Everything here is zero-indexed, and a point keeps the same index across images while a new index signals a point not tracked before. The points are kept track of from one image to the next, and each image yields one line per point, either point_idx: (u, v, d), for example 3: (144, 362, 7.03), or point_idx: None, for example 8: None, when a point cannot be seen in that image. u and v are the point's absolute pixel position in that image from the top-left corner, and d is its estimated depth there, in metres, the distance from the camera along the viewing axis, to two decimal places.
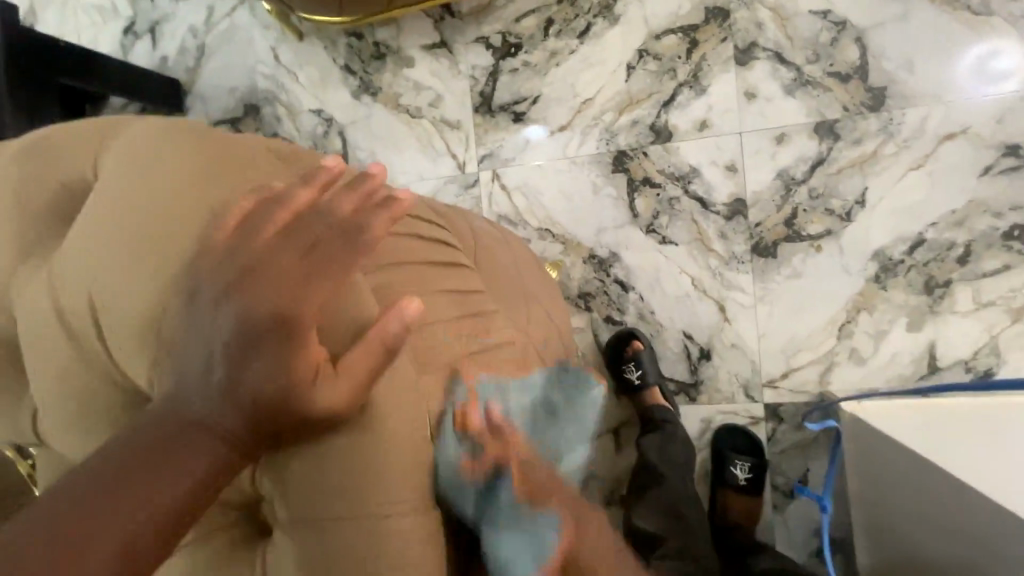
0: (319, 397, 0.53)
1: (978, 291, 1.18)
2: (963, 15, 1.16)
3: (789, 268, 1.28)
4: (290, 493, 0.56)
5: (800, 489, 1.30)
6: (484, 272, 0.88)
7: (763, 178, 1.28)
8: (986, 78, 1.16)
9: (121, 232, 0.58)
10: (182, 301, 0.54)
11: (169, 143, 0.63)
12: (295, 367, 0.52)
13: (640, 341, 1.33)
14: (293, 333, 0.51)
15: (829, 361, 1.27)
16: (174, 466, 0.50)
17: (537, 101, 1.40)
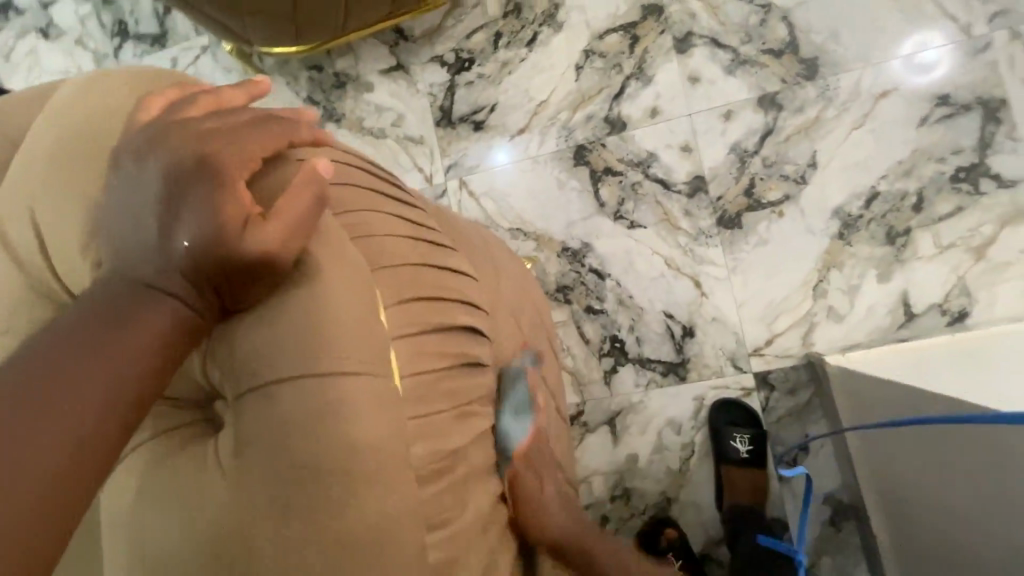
0: (247, 236, 0.53)
1: (938, 235, 1.22)
2: None
3: (755, 236, 1.31)
4: (236, 364, 0.56)
5: (802, 457, 1.28)
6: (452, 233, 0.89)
7: (718, 154, 1.33)
8: (919, 70, 1.24)
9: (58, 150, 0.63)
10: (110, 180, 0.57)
11: (95, 83, 0.67)
12: (223, 211, 0.53)
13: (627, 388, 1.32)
14: (219, 176, 0.54)
15: (809, 321, 1.28)
16: (125, 328, 0.50)
17: (494, 109, 1.46)
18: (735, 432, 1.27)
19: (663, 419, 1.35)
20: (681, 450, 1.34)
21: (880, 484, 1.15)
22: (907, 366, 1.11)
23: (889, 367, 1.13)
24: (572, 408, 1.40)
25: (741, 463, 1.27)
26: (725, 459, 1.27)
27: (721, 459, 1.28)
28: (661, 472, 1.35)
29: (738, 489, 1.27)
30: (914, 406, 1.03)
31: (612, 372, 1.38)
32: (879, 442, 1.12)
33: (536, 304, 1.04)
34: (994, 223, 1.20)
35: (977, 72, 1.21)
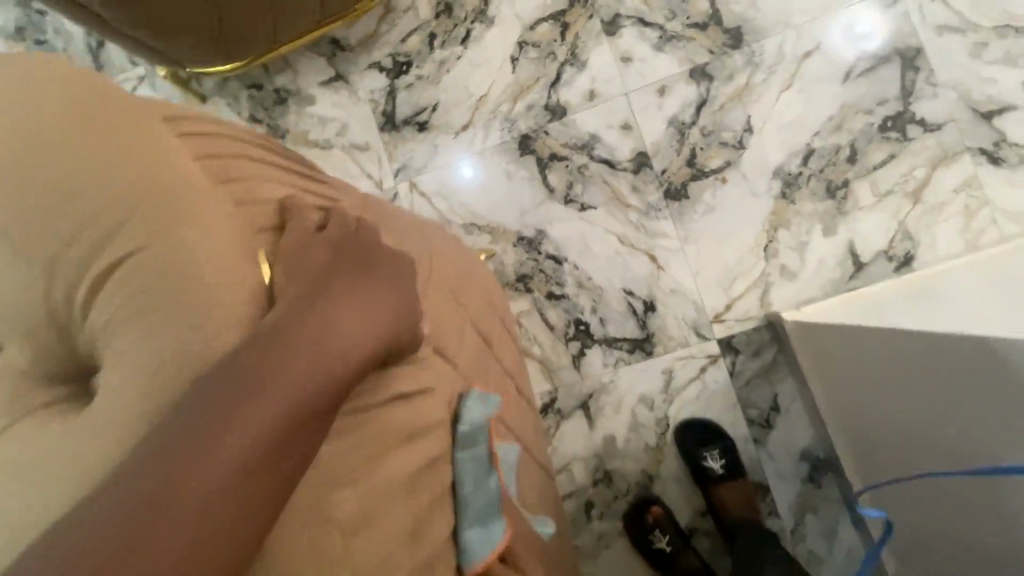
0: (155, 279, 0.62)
1: (875, 183, 1.25)
2: None
3: (703, 204, 1.33)
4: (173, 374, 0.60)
5: (774, 418, 1.29)
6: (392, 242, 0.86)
7: (657, 129, 1.35)
8: (855, 39, 1.27)
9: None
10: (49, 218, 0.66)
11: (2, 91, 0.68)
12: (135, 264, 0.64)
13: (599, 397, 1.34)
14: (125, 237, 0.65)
15: (764, 282, 1.30)
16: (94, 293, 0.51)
17: (437, 108, 1.47)
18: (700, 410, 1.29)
19: (635, 397, 1.35)
20: (656, 425, 1.34)
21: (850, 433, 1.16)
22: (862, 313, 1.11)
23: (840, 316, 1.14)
24: (544, 396, 1.39)
25: (710, 440, 1.28)
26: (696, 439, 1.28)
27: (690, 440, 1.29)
28: (640, 450, 1.34)
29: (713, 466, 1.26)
30: (872, 369, 1.04)
31: (580, 356, 1.38)
32: (847, 391, 1.12)
33: (487, 289, 1.04)
34: (926, 166, 1.24)
35: (891, 24, 1.26)
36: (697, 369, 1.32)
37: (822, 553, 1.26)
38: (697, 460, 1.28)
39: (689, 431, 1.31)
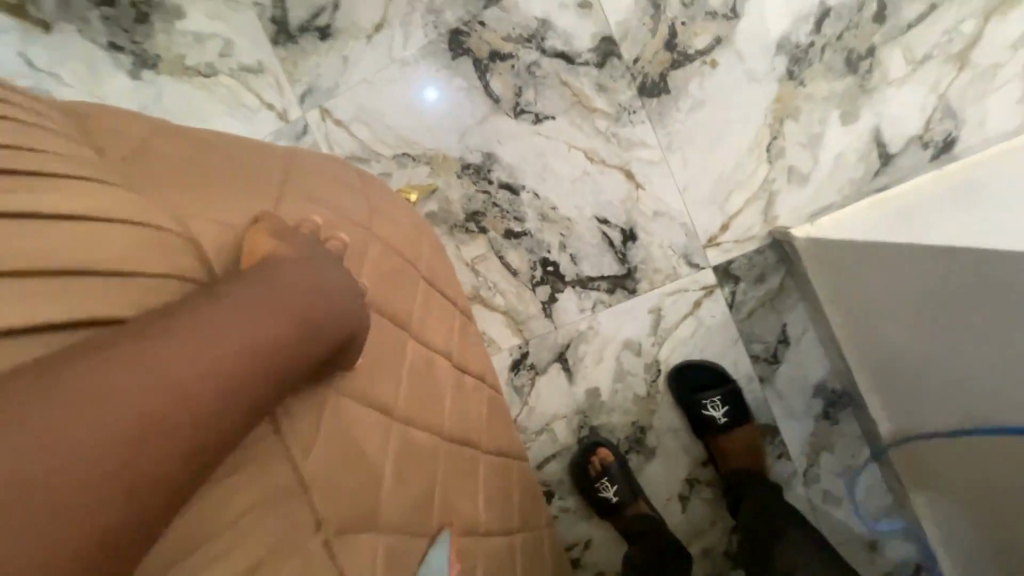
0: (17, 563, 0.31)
1: (909, 48, 0.97)
2: None
3: (688, 98, 1.04)
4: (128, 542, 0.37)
5: (783, 351, 1.10)
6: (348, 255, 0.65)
7: (624, 4, 1.04)
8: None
9: None
10: None
11: None
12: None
13: (573, 358, 1.17)
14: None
15: (768, 192, 1.05)
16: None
17: (340, 6, 1.14)
18: (694, 366, 1.12)
19: (619, 343, 1.15)
20: (646, 372, 1.15)
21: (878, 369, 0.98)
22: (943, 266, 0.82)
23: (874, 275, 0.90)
24: (515, 351, 1.18)
25: (707, 399, 1.10)
26: (689, 401, 1.11)
27: (683, 402, 1.12)
28: (628, 402, 1.16)
29: (711, 427, 1.10)
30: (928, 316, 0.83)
31: (551, 303, 1.16)
32: (880, 323, 0.93)
33: (397, 239, 0.77)
34: (976, 17, 0.95)
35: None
36: (690, 303, 1.11)
37: (837, 493, 1.13)
38: (695, 407, 1.11)
39: (683, 376, 1.12)
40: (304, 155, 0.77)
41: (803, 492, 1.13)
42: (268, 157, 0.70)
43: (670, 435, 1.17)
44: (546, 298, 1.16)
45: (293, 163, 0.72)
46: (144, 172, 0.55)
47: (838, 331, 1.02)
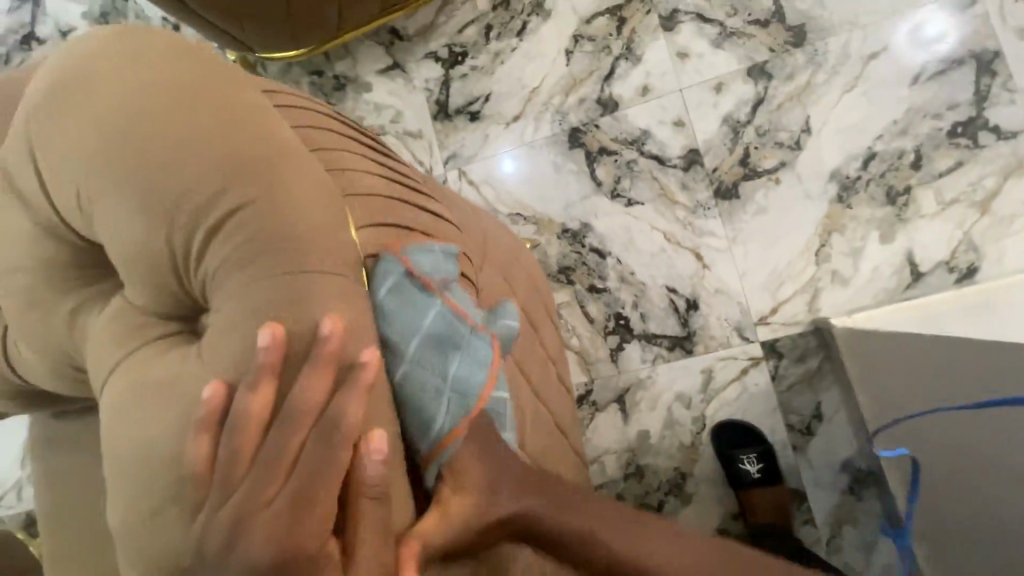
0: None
1: (939, 191, 1.20)
2: (909, 24, 1.23)
3: (753, 205, 1.30)
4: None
5: (816, 425, 1.26)
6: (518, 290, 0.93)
7: (711, 127, 1.34)
8: (921, 42, 1.23)
9: (114, 158, 0.58)
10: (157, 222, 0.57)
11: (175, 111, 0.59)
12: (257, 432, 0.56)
13: (630, 401, 1.37)
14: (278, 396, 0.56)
15: (814, 287, 1.27)
16: None
17: (489, 98, 1.49)
18: (736, 425, 1.29)
19: (672, 394, 1.35)
20: (692, 424, 1.33)
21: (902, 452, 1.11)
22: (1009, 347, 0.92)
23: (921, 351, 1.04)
24: (580, 386, 1.40)
25: (743, 457, 1.25)
26: (727, 457, 1.27)
27: (723, 457, 1.28)
28: (673, 448, 1.34)
29: (745, 483, 1.25)
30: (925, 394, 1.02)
31: (618, 351, 1.38)
32: (895, 404, 1.09)
33: (534, 272, 1.05)
34: (997, 175, 1.18)
35: (960, 21, 1.21)
36: (738, 369, 1.31)
37: (857, 567, 1.23)
38: (733, 462, 1.26)
39: (725, 432, 1.30)
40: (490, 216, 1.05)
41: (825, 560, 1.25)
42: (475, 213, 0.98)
43: (708, 486, 1.32)
44: (614, 346, 1.38)
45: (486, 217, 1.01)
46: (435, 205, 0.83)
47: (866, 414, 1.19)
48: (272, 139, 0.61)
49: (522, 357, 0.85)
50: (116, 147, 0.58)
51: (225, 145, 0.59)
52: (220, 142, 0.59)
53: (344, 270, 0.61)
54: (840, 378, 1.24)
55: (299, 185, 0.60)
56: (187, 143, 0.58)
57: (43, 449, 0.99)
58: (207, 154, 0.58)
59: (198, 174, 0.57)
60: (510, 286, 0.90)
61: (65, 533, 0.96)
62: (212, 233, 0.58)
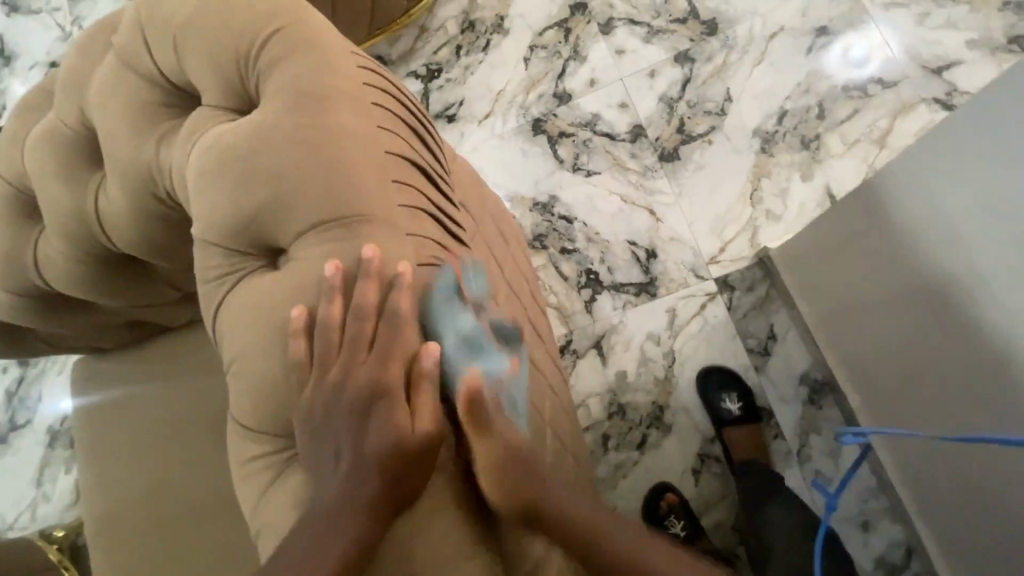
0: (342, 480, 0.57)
1: (843, 134, 1.44)
2: (838, 49, 1.48)
3: (693, 163, 1.52)
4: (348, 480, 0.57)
5: (772, 345, 1.42)
6: (501, 260, 0.96)
7: (651, 105, 1.58)
8: (851, 63, 1.47)
9: (182, 15, 0.62)
10: (226, 63, 0.61)
11: None
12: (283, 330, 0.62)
13: (606, 345, 1.50)
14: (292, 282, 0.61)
15: (752, 226, 1.46)
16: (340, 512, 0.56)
17: (462, 103, 1.72)
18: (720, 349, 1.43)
19: (643, 335, 1.49)
20: (663, 358, 1.47)
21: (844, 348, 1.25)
22: (869, 226, 1.03)
23: (828, 243, 1.17)
24: (561, 338, 1.53)
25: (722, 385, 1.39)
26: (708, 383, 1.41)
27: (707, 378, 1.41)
28: (650, 383, 1.46)
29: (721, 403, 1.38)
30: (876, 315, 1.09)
31: (592, 302, 1.53)
32: (831, 309, 1.25)
33: (510, 232, 1.12)
34: (888, 117, 1.42)
35: (878, 49, 1.46)
36: (698, 305, 1.47)
37: (828, 471, 1.34)
38: (714, 400, 1.38)
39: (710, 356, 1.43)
40: (492, 197, 1.10)
41: (799, 469, 1.35)
42: (481, 191, 1.04)
43: (685, 415, 1.44)
44: (588, 298, 1.53)
45: (487, 198, 1.06)
46: (447, 158, 0.85)
47: (821, 336, 1.33)
48: (315, 14, 0.64)
49: (507, 304, 0.89)
50: (184, 9, 0.62)
51: (270, 8, 0.62)
52: (267, 8, 0.62)
53: (374, 137, 0.62)
54: (784, 298, 1.41)
55: (333, 56, 0.62)
56: (240, 6, 0.61)
57: (81, 390, 1.12)
58: (256, 14, 0.61)
59: (252, 25, 0.61)
60: (495, 252, 0.94)
61: (100, 460, 1.08)
62: (261, 80, 0.61)
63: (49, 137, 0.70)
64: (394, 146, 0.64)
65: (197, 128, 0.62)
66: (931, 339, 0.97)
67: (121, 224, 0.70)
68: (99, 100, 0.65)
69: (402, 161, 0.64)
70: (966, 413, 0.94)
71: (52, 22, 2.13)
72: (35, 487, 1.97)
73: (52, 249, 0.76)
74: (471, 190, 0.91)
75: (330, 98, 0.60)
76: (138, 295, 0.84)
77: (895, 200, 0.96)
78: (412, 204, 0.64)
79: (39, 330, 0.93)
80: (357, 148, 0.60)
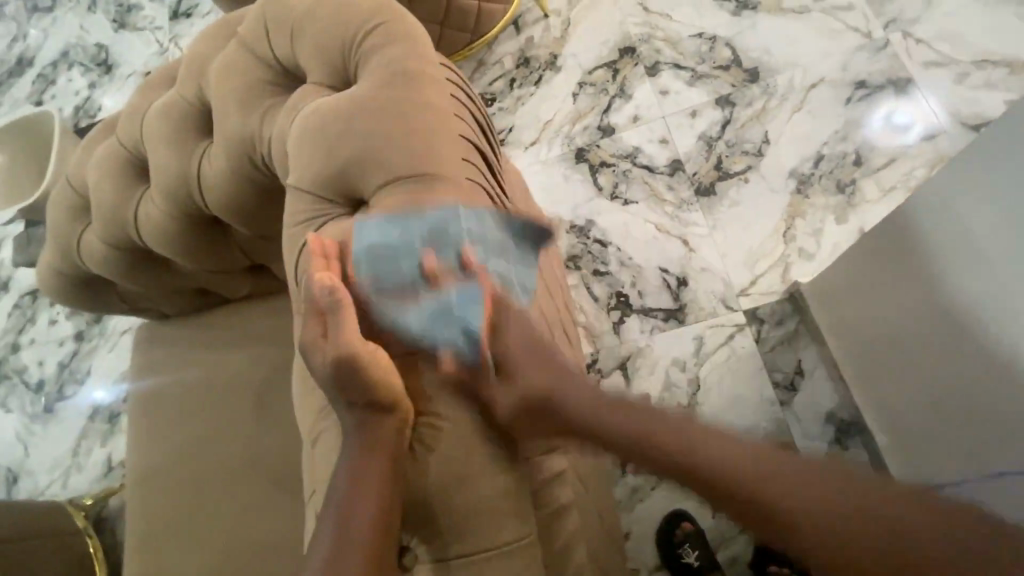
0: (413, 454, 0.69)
1: (879, 181, 1.48)
2: (887, 114, 1.53)
3: (728, 199, 1.58)
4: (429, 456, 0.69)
5: (799, 380, 1.42)
6: (540, 258, 1.02)
7: (690, 142, 1.66)
8: (898, 129, 1.51)
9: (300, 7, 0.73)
10: (333, 48, 0.72)
11: None
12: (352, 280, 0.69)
13: (629, 368, 1.52)
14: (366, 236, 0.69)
15: (784, 262, 1.50)
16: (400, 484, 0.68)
17: (511, 130, 1.84)
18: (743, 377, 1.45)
19: (669, 359, 1.51)
20: (689, 385, 1.47)
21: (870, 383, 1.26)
22: (893, 248, 1.06)
23: (855, 271, 1.19)
24: (587, 356, 1.56)
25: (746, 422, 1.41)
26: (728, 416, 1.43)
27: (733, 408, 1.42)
28: (672, 409, 1.46)
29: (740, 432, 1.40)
30: (903, 344, 1.10)
31: (620, 324, 1.56)
32: (858, 342, 1.26)
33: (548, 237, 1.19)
34: (924, 168, 1.47)
35: (915, 108, 1.52)
36: (726, 335, 1.49)
37: None
38: None
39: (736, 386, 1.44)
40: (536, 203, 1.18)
41: None
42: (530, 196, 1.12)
43: None
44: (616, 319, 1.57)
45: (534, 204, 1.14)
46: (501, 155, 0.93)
47: (849, 371, 1.33)
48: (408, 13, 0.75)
49: (543, 295, 0.95)
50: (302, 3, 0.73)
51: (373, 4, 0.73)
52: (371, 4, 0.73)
53: (449, 118, 0.71)
54: (814, 334, 1.42)
55: (421, 48, 0.72)
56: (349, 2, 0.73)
57: (141, 351, 1.22)
58: (362, 8, 0.72)
59: (359, 18, 0.72)
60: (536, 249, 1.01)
61: (150, 417, 1.16)
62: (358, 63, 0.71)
63: (167, 108, 0.82)
64: (465, 129, 0.73)
65: (299, 100, 0.73)
66: (953, 370, 0.98)
67: (217, 187, 0.80)
68: (218, 78, 0.77)
69: (470, 142, 0.73)
70: (988, 435, 0.94)
71: (152, 39, 2.40)
72: (71, 456, 2.06)
73: (151, 207, 0.87)
74: (520, 191, 0.99)
75: (416, 82, 0.70)
76: (214, 255, 0.94)
77: (925, 227, 0.98)
78: (476, 180, 0.72)
79: (119, 283, 1.03)
80: (437, 125, 0.69)
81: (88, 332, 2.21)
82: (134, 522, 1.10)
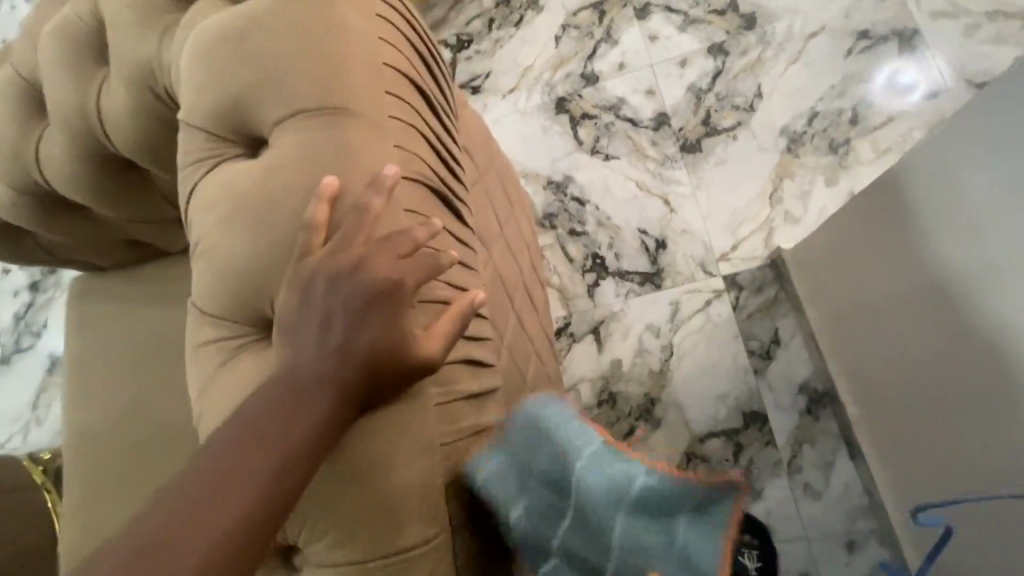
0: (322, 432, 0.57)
1: (875, 141, 1.39)
2: (891, 69, 1.42)
3: (714, 156, 1.49)
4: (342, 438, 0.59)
5: (775, 349, 1.37)
6: (503, 217, 0.95)
7: (677, 94, 1.55)
8: (900, 89, 1.41)
9: None
10: None
11: None
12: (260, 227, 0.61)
13: (602, 332, 1.47)
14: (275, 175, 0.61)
15: (768, 226, 1.42)
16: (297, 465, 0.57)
17: (489, 76, 1.70)
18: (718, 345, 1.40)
19: (643, 325, 1.45)
20: (662, 351, 1.42)
21: (845, 352, 1.22)
22: (876, 210, 1.00)
23: (838, 235, 1.13)
24: (559, 320, 1.50)
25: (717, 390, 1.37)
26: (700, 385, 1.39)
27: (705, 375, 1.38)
28: (644, 375, 1.42)
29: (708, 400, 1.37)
30: (882, 311, 1.05)
31: (595, 286, 1.50)
32: (836, 309, 1.21)
33: (518, 196, 1.11)
34: (922, 128, 1.38)
35: (921, 65, 1.41)
36: (703, 300, 1.43)
37: (817, 484, 1.29)
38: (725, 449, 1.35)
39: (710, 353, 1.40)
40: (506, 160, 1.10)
41: (788, 479, 1.31)
42: (498, 151, 1.03)
43: (677, 411, 1.39)
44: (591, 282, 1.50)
45: (504, 162, 1.06)
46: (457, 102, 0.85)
47: (824, 341, 1.29)
48: None
49: (500, 255, 0.88)
50: None
51: None
52: None
53: (374, 47, 0.63)
54: (794, 302, 1.37)
55: None
56: None
57: (74, 305, 1.13)
58: None
59: None
60: (498, 207, 0.93)
61: (85, 377, 1.09)
62: None
63: (60, 27, 0.70)
64: (395, 61, 0.65)
65: (206, 20, 0.63)
66: (931, 333, 0.93)
67: (120, 122, 0.69)
68: None
69: (401, 76, 0.65)
70: (966, 405, 0.89)
71: None
72: (29, 410, 2.00)
73: (53, 144, 0.76)
74: (480, 144, 0.91)
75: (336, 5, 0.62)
76: (133, 202, 0.84)
77: (904, 185, 0.92)
78: (405, 120, 0.64)
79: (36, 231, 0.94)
80: (360, 54, 0.62)
81: (42, 283, 2.10)
82: (70, 484, 1.04)
